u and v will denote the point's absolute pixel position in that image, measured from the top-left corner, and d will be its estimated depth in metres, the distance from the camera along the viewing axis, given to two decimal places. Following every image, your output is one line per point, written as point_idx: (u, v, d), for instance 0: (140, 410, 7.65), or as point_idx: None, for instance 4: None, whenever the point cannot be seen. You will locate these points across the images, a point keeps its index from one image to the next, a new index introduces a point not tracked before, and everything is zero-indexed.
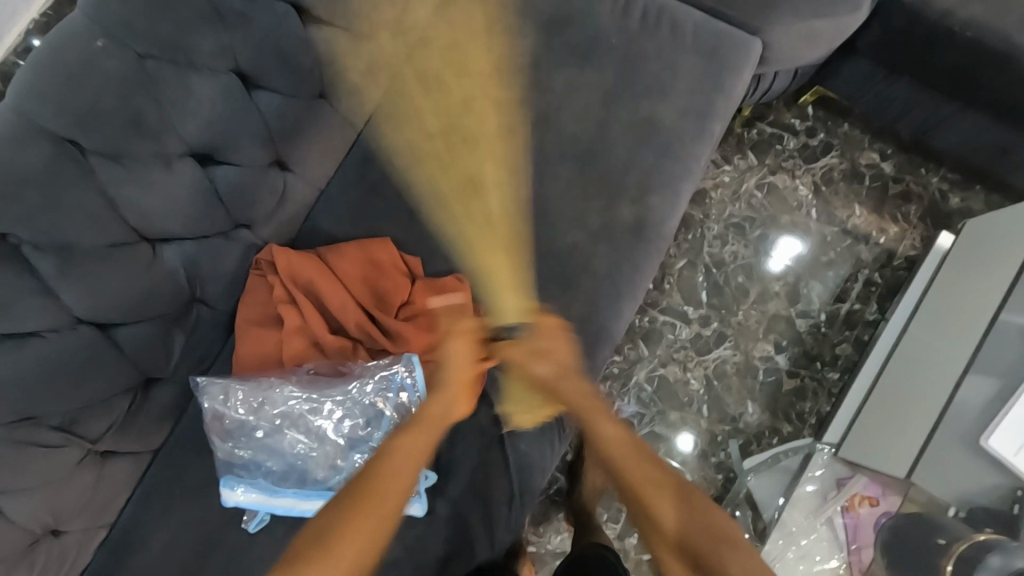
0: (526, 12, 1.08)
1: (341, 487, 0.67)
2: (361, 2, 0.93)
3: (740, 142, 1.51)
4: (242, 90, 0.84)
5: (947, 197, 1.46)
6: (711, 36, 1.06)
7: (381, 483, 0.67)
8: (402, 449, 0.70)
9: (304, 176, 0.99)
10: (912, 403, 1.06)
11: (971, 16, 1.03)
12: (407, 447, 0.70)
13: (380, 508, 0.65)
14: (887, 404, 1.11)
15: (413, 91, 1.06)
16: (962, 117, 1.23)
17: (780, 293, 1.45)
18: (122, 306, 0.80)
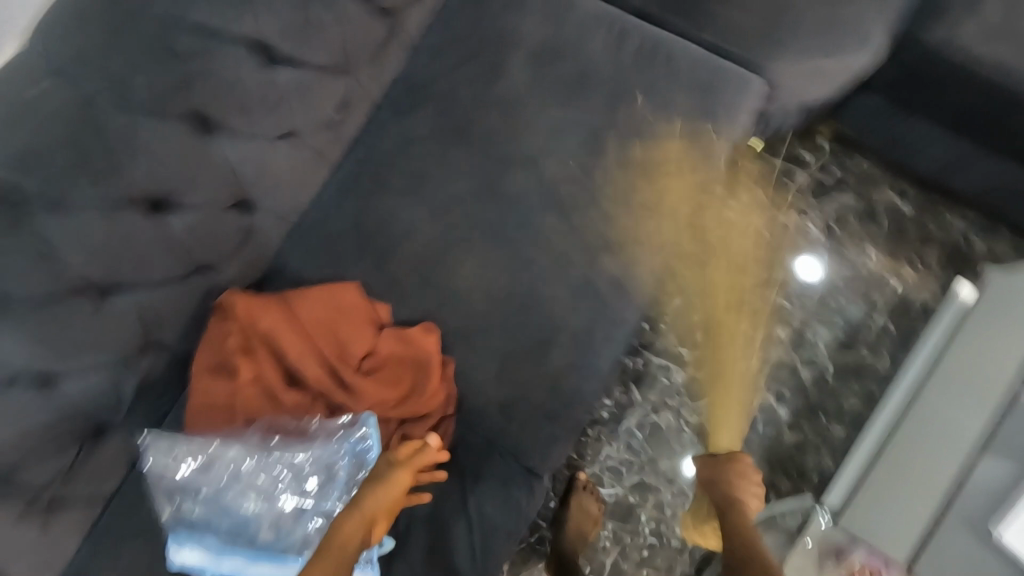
0: (515, 43, 1.01)
1: None
2: (335, 35, 0.87)
3: (748, 175, 1.43)
4: (198, 133, 0.79)
5: (971, 241, 1.36)
6: (708, 75, 0.99)
7: None
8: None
9: (272, 215, 0.94)
10: (923, 477, 0.99)
11: (999, 58, 0.94)
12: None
13: None
14: (902, 475, 1.04)
15: (393, 125, 1.00)
16: (987, 163, 1.12)
17: (784, 339, 1.36)
18: (65, 356, 0.75)
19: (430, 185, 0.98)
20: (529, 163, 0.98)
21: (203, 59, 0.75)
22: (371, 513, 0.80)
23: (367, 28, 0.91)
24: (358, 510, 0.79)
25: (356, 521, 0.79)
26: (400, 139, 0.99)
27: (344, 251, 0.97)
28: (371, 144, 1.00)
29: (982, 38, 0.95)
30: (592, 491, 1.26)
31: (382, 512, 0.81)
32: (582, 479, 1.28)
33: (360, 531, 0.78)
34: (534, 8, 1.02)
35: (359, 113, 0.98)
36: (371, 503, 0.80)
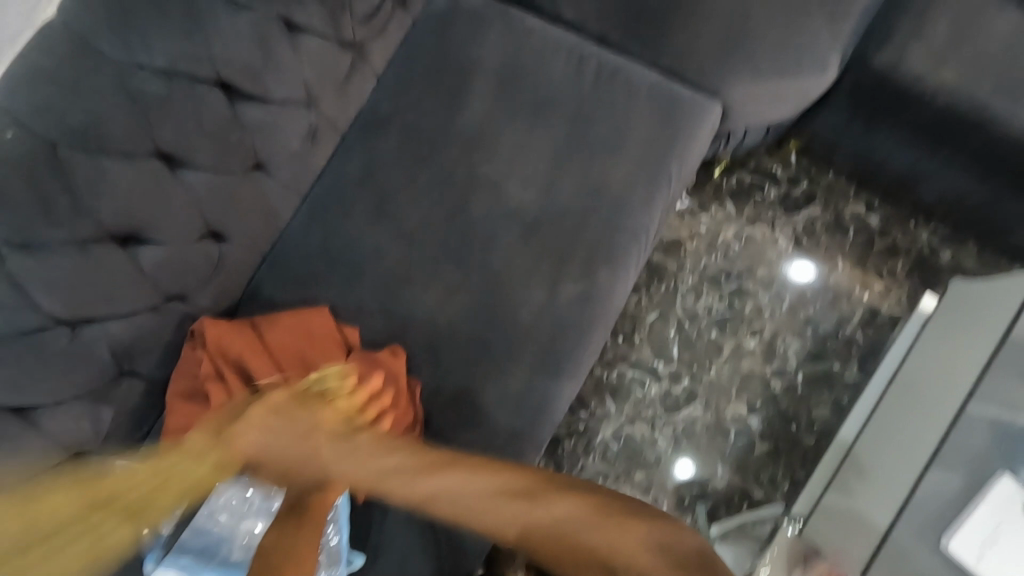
0: (475, 73, 1.04)
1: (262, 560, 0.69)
2: (297, 72, 0.90)
3: (718, 190, 1.46)
4: (165, 171, 0.82)
5: (937, 252, 1.39)
6: (664, 99, 1.02)
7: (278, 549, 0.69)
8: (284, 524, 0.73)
9: (242, 245, 0.97)
10: (873, 493, 1.01)
11: (946, 80, 0.97)
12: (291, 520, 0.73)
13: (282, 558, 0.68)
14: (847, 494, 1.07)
15: (359, 153, 1.03)
16: (946, 177, 1.15)
17: (755, 350, 1.39)
18: (40, 390, 0.78)
19: (396, 212, 1.01)
20: (491, 189, 1.01)
21: (163, 102, 0.78)
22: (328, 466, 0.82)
23: (328, 62, 0.94)
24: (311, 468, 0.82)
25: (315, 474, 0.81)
26: (367, 168, 1.03)
27: (315, 277, 1.01)
28: (338, 172, 1.03)
29: (927, 62, 0.98)
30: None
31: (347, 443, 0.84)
32: None
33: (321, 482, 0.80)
34: (493, 37, 1.05)
35: (324, 142, 1.01)
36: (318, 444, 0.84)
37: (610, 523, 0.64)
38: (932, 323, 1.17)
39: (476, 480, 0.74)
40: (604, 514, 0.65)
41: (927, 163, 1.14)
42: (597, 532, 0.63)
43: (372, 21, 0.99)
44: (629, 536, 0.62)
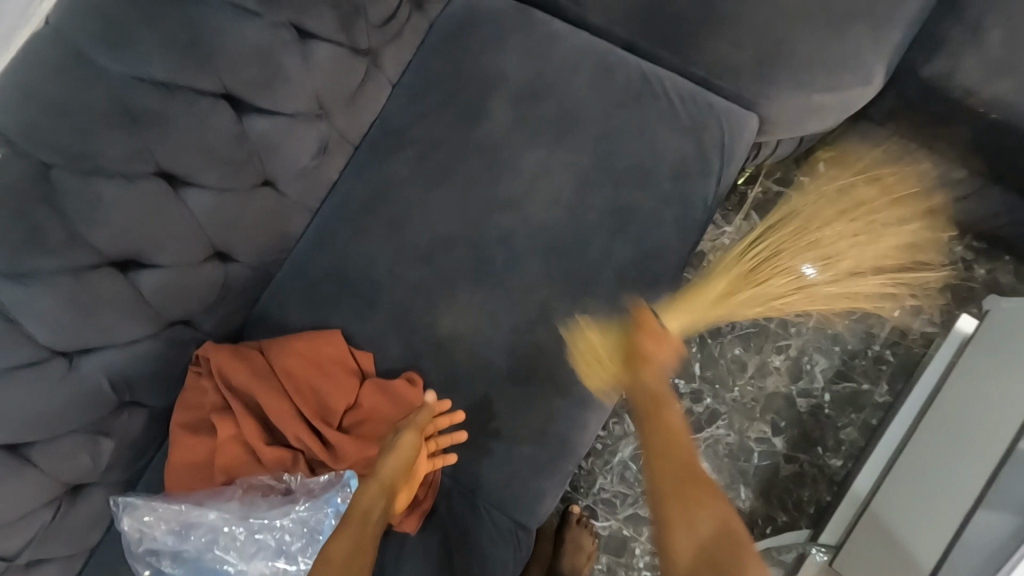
0: (496, 86, 0.99)
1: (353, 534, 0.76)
2: (307, 82, 0.84)
3: (742, 201, 1.40)
4: (166, 192, 0.76)
5: (971, 267, 1.33)
6: (695, 111, 0.96)
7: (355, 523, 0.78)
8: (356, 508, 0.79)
9: (249, 264, 0.92)
10: (914, 528, 1.01)
11: (1001, 95, 0.90)
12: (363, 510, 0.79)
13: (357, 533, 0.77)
14: (877, 529, 1.09)
15: (373, 168, 0.98)
16: (984, 195, 1.12)
17: (780, 368, 1.34)
18: (33, 428, 0.73)
19: (412, 230, 0.97)
20: (511, 208, 0.96)
21: (162, 118, 0.72)
22: (392, 484, 0.79)
23: (341, 72, 0.88)
24: (376, 481, 0.78)
25: (374, 491, 0.77)
26: (381, 183, 0.98)
27: (327, 298, 0.96)
28: (351, 188, 0.99)
29: (981, 75, 0.91)
30: (587, 525, 1.25)
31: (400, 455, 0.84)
32: (576, 511, 1.27)
33: (380, 501, 0.77)
34: (515, 46, 0.99)
35: (335, 155, 0.96)
36: (389, 473, 0.79)
37: (696, 499, 0.68)
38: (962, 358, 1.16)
39: (677, 437, 0.72)
40: (697, 492, 0.69)
41: (970, 179, 1.10)
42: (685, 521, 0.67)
43: (388, 27, 0.93)
44: (693, 526, 0.66)
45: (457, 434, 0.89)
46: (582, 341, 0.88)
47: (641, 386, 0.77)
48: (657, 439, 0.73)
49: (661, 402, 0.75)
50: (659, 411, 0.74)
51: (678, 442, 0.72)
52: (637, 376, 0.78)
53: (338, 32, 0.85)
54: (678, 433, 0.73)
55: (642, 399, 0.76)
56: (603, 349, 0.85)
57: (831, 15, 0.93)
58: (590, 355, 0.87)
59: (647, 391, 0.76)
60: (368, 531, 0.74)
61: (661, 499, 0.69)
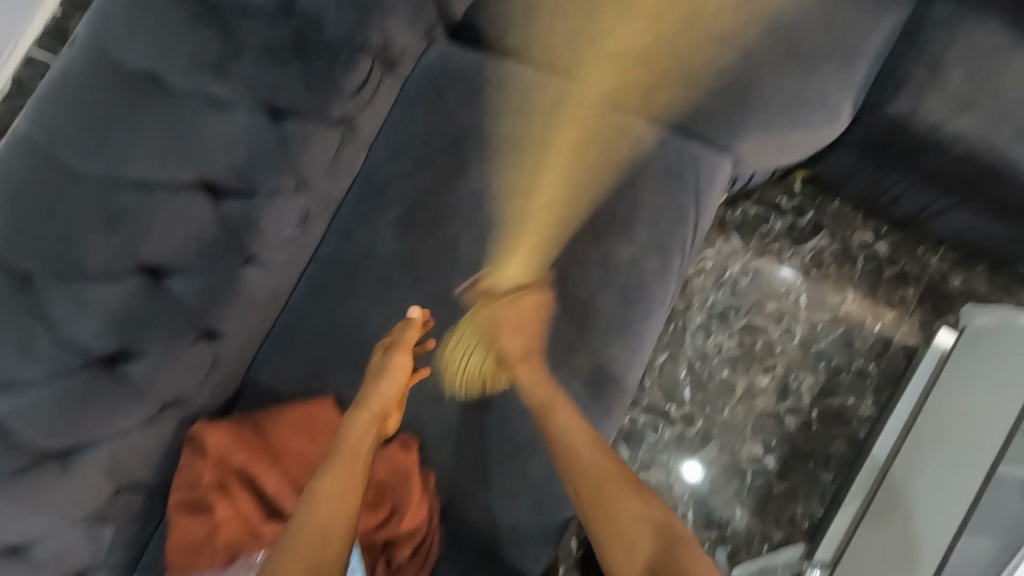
0: (473, 142, 1.00)
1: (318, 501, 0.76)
2: (286, 158, 0.84)
3: (723, 224, 1.42)
4: (151, 283, 0.76)
5: (947, 277, 1.37)
6: (675, 155, 1.00)
7: (320, 501, 0.76)
8: (326, 489, 0.77)
9: (238, 339, 0.92)
10: (913, 542, 1.03)
11: (964, 129, 0.92)
12: (333, 483, 0.78)
13: (323, 521, 0.74)
14: (872, 547, 1.13)
15: (356, 231, 0.99)
16: (959, 213, 1.12)
17: (768, 387, 1.37)
18: (34, 524, 0.74)
19: (399, 291, 0.98)
20: (495, 262, 0.97)
21: (145, 215, 0.72)
22: (381, 409, 0.87)
23: (319, 145, 0.89)
24: (366, 408, 0.86)
25: (365, 419, 0.85)
26: (365, 246, 0.98)
27: (318, 363, 0.96)
28: (336, 251, 0.98)
29: (946, 109, 0.92)
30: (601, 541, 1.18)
31: (391, 405, 0.88)
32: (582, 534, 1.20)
33: (371, 427, 0.85)
34: (489, 102, 1.00)
35: (318, 221, 0.96)
36: (376, 401, 0.87)
37: (616, 484, 0.81)
38: (938, 382, 1.20)
39: (580, 432, 0.86)
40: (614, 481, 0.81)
41: (943, 199, 1.11)
42: (601, 492, 0.80)
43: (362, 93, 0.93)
44: (621, 502, 0.79)
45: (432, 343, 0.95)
46: (450, 350, 0.95)
47: (526, 386, 0.90)
48: (565, 441, 0.85)
49: (554, 400, 0.88)
50: (554, 412, 0.87)
51: (581, 439, 0.85)
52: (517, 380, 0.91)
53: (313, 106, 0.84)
54: (577, 431, 0.86)
55: (535, 405, 0.88)
56: (463, 354, 0.94)
57: (801, 55, 0.96)
58: (457, 352, 0.95)
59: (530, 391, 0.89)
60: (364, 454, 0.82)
61: (590, 497, 0.81)
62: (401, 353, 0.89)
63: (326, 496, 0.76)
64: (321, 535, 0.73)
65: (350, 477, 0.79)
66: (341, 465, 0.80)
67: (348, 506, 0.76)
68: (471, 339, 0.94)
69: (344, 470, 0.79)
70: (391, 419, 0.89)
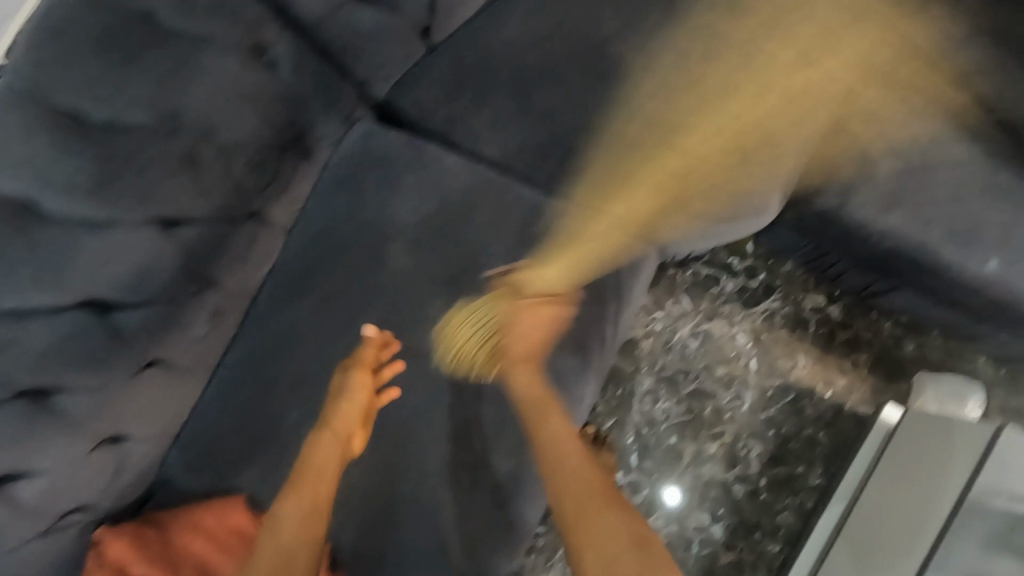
0: (393, 231, 0.98)
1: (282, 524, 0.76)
2: (183, 263, 0.81)
3: (673, 285, 1.39)
4: (35, 405, 0.74)
5: (901, 342, 1.33)
6: (596, 247, 0.97)
7: (282, 529, 0.76)
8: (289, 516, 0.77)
9: (146, 439, 0.89)
10: None
11: (893, 227, 0.88)
12: (292, 508, 0.77)
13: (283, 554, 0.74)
14: None
15: (273, 322, 0.96)
16: (905, 293, 1.07)
17: (716, 455, 1.34)
18: None
19: (314, 384, 0.95)
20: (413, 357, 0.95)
21: (19, 342, 0.70)
22: (345, 431, 0.85)
23: (223, 244, 0.86)
24: (327, 432, 0.83)
25: (329, 443, 0.83)
26: (283, 337, 0.96)
27: (232, 460, 0.94)
28: (254, 342, 0.96)
29: (875, 206, 0.88)
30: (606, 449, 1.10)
31: (354, 425, 0.86)
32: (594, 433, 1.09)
33: (335, 451, 0.82)
34: (409, 189, 0.98)
35: (232, 314, 0.94)
36: (339, 422, 0.85)
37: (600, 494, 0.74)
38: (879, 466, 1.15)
39: (570, 439, 0.81)
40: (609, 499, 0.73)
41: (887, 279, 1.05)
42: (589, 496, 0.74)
43: (271, 187, 0.90)
44: (603, 524, 0.70)
45: (396, 364, 0.93)
46: (459, 323, 0.95)
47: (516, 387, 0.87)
48: (551, 444, 0.81)
49: (544, 401, 0.84)
50: (545, 417, 0.83)
51: (565, 450, 0.79)
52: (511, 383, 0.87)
53: (211, 209, 0.82)
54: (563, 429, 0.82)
55: (529, 412, 0.84)
56: (469, 331, 0.92)
57: (726, 145, 0.93)
58: (456, 334, 0.94)
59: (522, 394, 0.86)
60: (326, 481, 0.80)
61: (571, 514, 0.73)
62: (361, 371, 0.88)
63: (297, 521, 0.76)
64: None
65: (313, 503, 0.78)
66: (302, 490, 0.79)
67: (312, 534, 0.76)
68: (473, 330, 0.92)
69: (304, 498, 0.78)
70: (356, 439, 0.87)
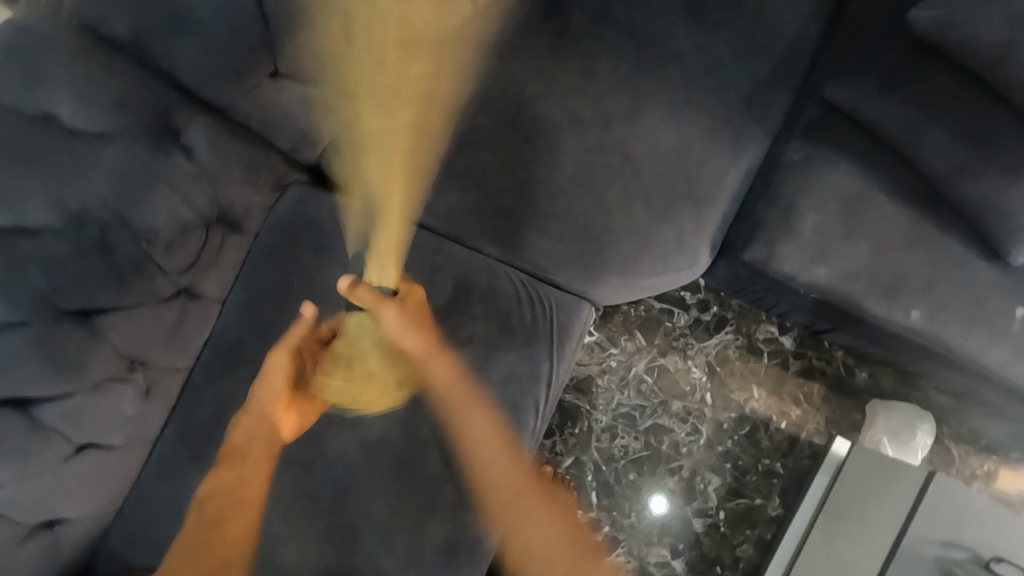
0: (324, 297, 0.97)
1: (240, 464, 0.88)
2: (109, 348, 0.81)
3: (627, 321, 1.40)
4: None
5: (854, 371, 1.34)
6: (538, 308, 0.96)
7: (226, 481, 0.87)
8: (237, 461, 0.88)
9: (82, 520, 0.88)
10: None
11: (818, 280, 0.89)
12: (254, 452, 0.88)
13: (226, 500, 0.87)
14: None
15: (209, 394, 0.96)
16: (843, 332, 1.08)
17: (674, 489, 1.34)
18: None
19: None
20: (348, 424, 0.94)
21: None
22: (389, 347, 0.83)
23: (148, 326, 0.86)
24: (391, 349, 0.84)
25: (246, 424, 0.88)
26: (219, 409, 0.95)
27: (171, 535, 0.92)
28: (190, 414, 0.95)
29: (799, 260, 0.89)
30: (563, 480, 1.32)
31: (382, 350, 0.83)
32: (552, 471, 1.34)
33: (263, 438, 0.88)
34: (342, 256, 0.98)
35: (166, 388, 0.93)
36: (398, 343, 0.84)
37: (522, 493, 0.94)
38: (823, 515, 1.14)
39: (488, 429, 0.93)
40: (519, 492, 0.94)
41: (825, 320, 1.06)
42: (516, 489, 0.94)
43: (198, 264, 0.90)
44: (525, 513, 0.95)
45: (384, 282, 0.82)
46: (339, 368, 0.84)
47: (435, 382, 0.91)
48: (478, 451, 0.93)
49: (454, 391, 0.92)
50: (466, 416, 0.92)
51: (485, 443, 0.92)
52: (429, 383, 0.92)
53: (133, 295, 0.82)
54: (477, 411, 0.93)
55: (447, 408, 0.93)
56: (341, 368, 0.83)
57: (651, 203, 0.94)
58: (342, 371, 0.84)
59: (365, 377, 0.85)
60: (248, 466, 0.88)
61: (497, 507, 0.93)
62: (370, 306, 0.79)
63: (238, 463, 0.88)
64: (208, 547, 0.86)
65: (263, 446, 0.88)
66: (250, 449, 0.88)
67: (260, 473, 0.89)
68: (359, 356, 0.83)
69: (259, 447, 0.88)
70: (285, 422, 0.88)
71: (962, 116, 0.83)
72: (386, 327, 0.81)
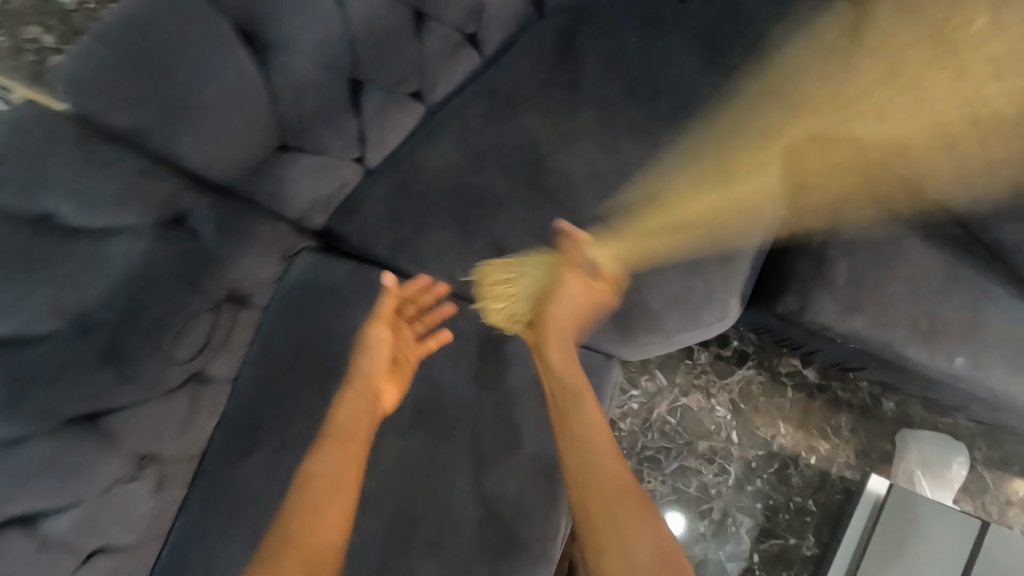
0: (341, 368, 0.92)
1: (341, 420, 0.78)
2: (119, 445, 0.76)
3: (646, 361, 1.36)
4: None
5: (880, 401, 1.31)
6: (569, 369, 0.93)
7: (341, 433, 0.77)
8: (344, 411, 0.79)
9: None
10: None
11: (856, 329, 0.86)
12: (349, 411, 0.79)
13: (353, 446, 0.76)
14: None
15: (222, 481, 0.88)
16: (872, 370, 1.06)
17: (706, 533, 1.29)
18: None
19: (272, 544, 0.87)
20: (374, 504, 0.88)
21: None
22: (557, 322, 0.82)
23: (159, 421, 0.80)
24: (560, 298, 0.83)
25: (361, 400, 0.81)
26: (237, 495, 0.88)
27: None
28: (205, 504, 0.88)
29: (838, 309, 0.86)
30: None
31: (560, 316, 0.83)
32: None
33: (367, 408, 0.80)
34: (356, 324, 0.93)
35: (180, 476, 0.87)
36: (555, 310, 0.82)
37: (630, 506, 0.71)
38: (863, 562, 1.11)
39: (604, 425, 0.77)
40: (623, 492, 0.72)
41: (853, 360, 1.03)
42: (615, 497, 0.71)
43: (208, 346, 0.85)
44: (631, 526, 0.70)
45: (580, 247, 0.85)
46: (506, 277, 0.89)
47: (555, 379, 0.81)
48: (585, 439, 0.76)
49: (580, 393, 0.79)
50: (579, 405, 0.78)
51: (604, 444, 0.75)
52: (545, 359, 0.82)
53: (141, 389, 0.76)
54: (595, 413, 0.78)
55: (558, 400, 0.80)
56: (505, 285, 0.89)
57: (678, 256, 0.90)
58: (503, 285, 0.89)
59: (559, 380, 0.80)
60: (361, 440, 0.77)
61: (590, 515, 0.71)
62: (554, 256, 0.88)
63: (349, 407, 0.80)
64: (300, 537, 0.67)
65: (363, 406, 0.80)
66: (356, 393, 0.81)
67: (367, 423, 0.79)
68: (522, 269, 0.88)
69: (359, 402, 0.81)
70: (386, 392, 0.85)
71: (1004, 159, 0.80)
72: (559, 302, 0.82)
